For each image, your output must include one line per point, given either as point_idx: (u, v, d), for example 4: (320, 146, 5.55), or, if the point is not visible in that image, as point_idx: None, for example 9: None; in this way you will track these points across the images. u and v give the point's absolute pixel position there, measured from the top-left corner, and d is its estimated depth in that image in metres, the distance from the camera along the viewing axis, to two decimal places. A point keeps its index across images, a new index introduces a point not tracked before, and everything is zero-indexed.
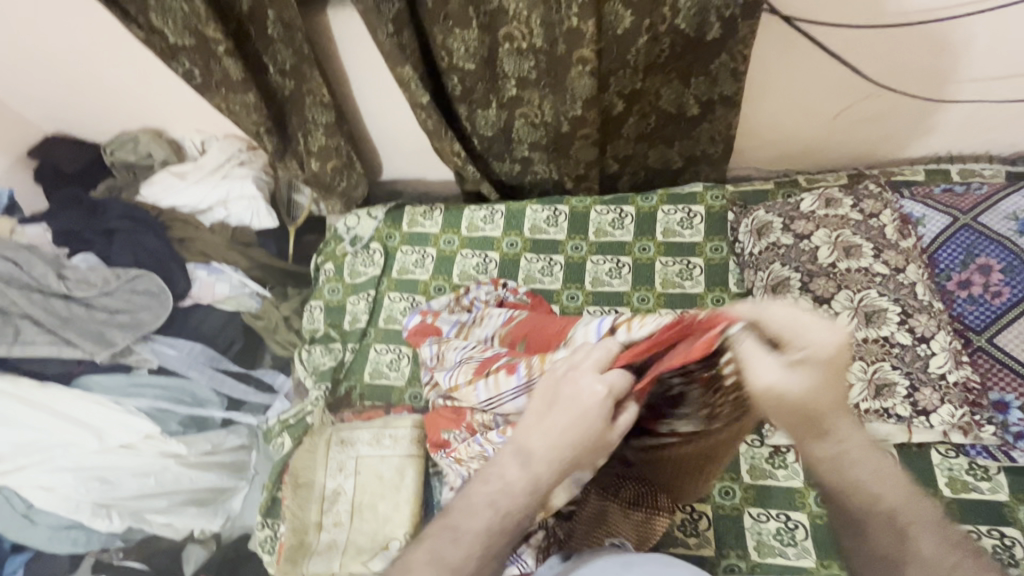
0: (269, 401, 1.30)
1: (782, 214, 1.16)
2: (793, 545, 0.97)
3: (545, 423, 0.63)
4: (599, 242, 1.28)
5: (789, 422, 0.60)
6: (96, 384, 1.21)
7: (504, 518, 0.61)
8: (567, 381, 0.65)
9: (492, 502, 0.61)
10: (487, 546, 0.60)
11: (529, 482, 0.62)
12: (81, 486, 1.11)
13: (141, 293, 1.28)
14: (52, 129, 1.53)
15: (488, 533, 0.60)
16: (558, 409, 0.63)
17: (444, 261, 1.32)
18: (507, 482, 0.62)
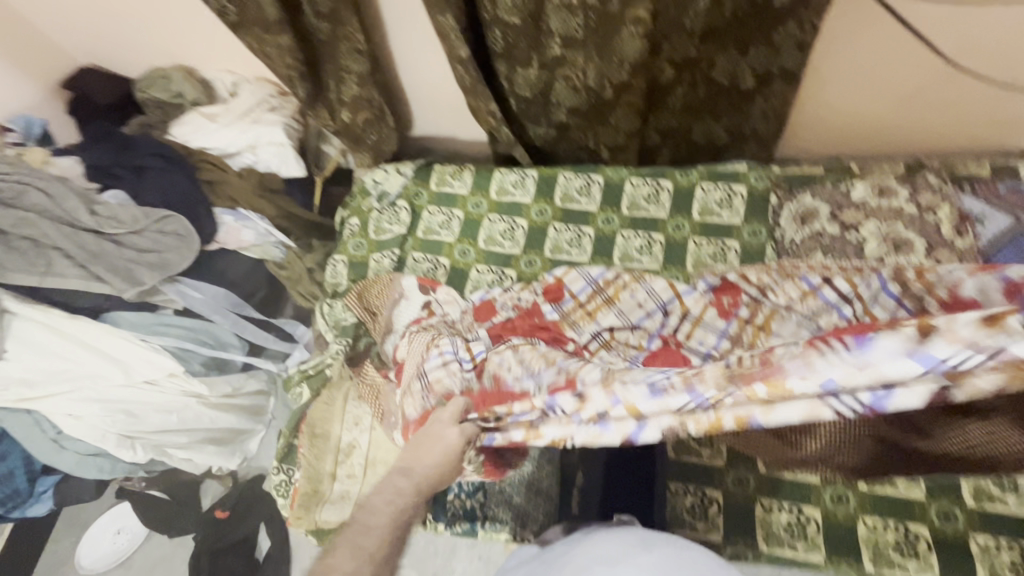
0: (288, 349, 1.35)
1: (829, 201, 1.13)
2: (803, 538, 0.96)
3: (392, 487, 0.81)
4: (632, 217, 1.24)
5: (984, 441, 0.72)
6: (124, 320, 1.23)
7: (396, 515, 0.79)
8: (425, 444, 0.87)
9: (389, 502, 0.80)
10: (377, 552, 0.75)
11: (414, 502, 0.81)
12: (107, 417, 1.16)
13: (169, 234, 1.27)
14: (85, 61, 1.51)
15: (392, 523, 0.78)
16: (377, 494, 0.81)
17: (470, 225, 1.30)
18: (396, 504, 0.80)
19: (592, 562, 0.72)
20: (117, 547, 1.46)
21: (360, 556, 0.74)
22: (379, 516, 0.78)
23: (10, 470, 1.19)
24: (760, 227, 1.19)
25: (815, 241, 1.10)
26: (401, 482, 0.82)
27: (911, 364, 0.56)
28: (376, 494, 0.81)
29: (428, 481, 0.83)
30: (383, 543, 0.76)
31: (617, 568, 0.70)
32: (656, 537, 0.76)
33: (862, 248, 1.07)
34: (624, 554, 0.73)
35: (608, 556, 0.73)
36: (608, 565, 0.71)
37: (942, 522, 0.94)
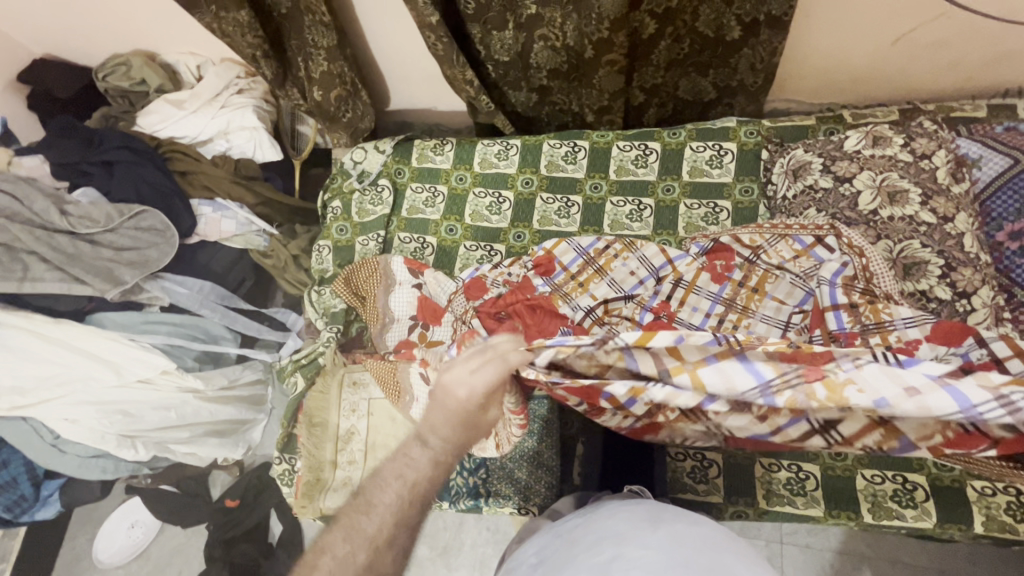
0: (282, 338, 1.33)
1: (823, 153, 1.06)
2: (802, 494, 0.97)
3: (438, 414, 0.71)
4: (620, 182, 1.21)
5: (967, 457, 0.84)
6: (110, 321, 1.22)
7: (409, 490, 0.68)
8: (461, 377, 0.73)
9: (399, 477, 0.68)
10: (396, 519, 0.66)
11: (430, 475, 0.69)
12: (104, 419, 1.16)
13: (147, 230, 1.23)
14: (40, 52, 1.43)
15: (397, 505, 0.67)
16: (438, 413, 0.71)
17: (455, 200, 1.26)
18: (403, 480, 0.68)
19: (603, 540, 0.71)
20: (132, 540, 1.50)
21: (356, 538, 0.64)
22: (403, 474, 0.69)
23: (13, 476, 1.20)
24: (752, 184, 1.16)
25: (807, 196, 1.05)
26: (418, 454, 0.70)
27: (950, 401, 0.62)
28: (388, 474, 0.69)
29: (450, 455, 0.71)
30: (383, 522, 0.65)
31: (626, 545, 0.69)
32: (665, 512, 0.76)
33: (857, 201, 1.01)
34: (633, 530, 0.72)
35: (619, 534, 0.72)
36: (616, 542, 0.70)
37: (939, 470, 0.94)
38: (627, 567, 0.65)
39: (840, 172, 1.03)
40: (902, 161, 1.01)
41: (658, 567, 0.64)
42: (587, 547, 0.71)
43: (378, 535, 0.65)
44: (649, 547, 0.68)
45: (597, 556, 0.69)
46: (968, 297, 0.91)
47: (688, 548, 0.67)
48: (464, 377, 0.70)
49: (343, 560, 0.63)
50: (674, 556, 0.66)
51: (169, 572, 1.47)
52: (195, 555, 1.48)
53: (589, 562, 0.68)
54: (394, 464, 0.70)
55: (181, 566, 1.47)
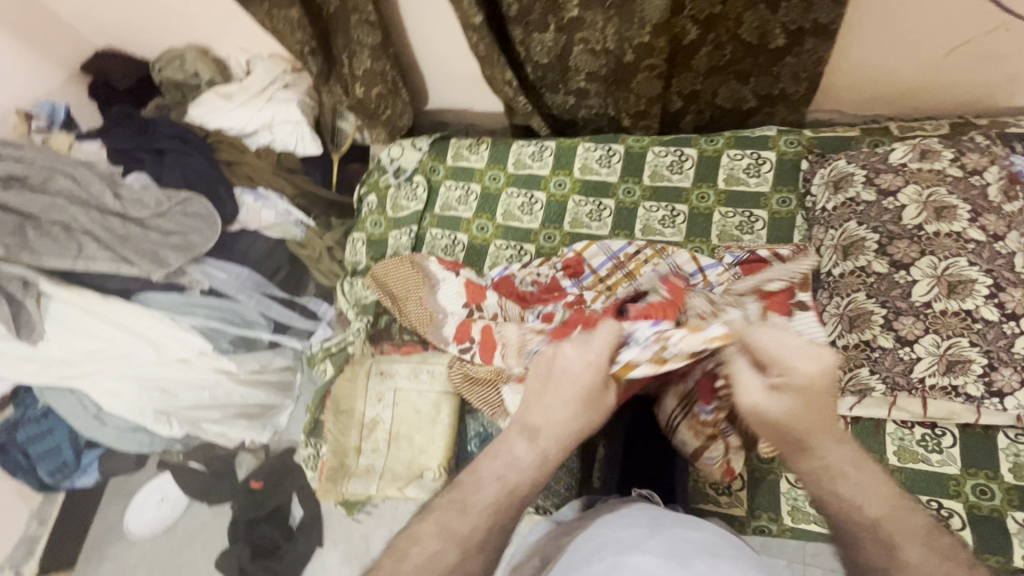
0: (313, 327, 1.38)
1: (866, 165, 1.03)
2: None
3: (546, 401, 0.75)
4: (654, 187, 1.20)
5: (782, 441, 0.76)
6: (153, 301, 1.26)
7: (512, 489, 0.69)
8: (567, 365, 0.77)
9: (500, 475, 0.69)
10: (495, 518, 0.66)
11: (534, 475, 0.70)
12: (144, 394, 1.22)
13: (192, 216, 1.28)
14: (102, 44, 1.51)
15: (496, 503, 0.67)
16: (562, 394, 0.75)
17: (488, 199, 1.28)
18: (507, 478, 0.69)
19: (602, 546, 0.70)
20: (162, 514, 1.57)
21: (468, 511, 0.67)
22: (516, 462, 0.71)
23: (58, 443, 1.26)
24: (790, 195, 1.14)
25: (848, 208, 1.02)
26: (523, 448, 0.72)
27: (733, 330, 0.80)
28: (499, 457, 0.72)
29: (556, 449, 0.73)
30: (479, 526, 0.65)
31: (627, 552, 0.67)
32: (664, 517, 0.74)
33: (900, 214, 0.97)
34: (633, 536, 0.70)
35: (619, 540, 0.70)
36: (617, 549, 0.68)
37: (976, 498, 0.91)
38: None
39: (884, 185, 1.00)
40: (951, 176, 0.97)
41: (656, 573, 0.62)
42: (586, 553, 0.70)
43: (472, 536, 0.65)
44: (649, 553, 0.66)
45: (595, 563, 0.67)
46: (1017, 319, 0.87)
47: (688, 554, 0.65)
48: (591, 346, 0.77)
49: (434, 554, 0.63)
50: (673, 563, 0.64)
51: (195, 546, 1.55)
52: (219, 533, 1.54)
53: (587, 569, 0.67)
54: (498, 457, 0.72)
55: (206, 542, 1.54)
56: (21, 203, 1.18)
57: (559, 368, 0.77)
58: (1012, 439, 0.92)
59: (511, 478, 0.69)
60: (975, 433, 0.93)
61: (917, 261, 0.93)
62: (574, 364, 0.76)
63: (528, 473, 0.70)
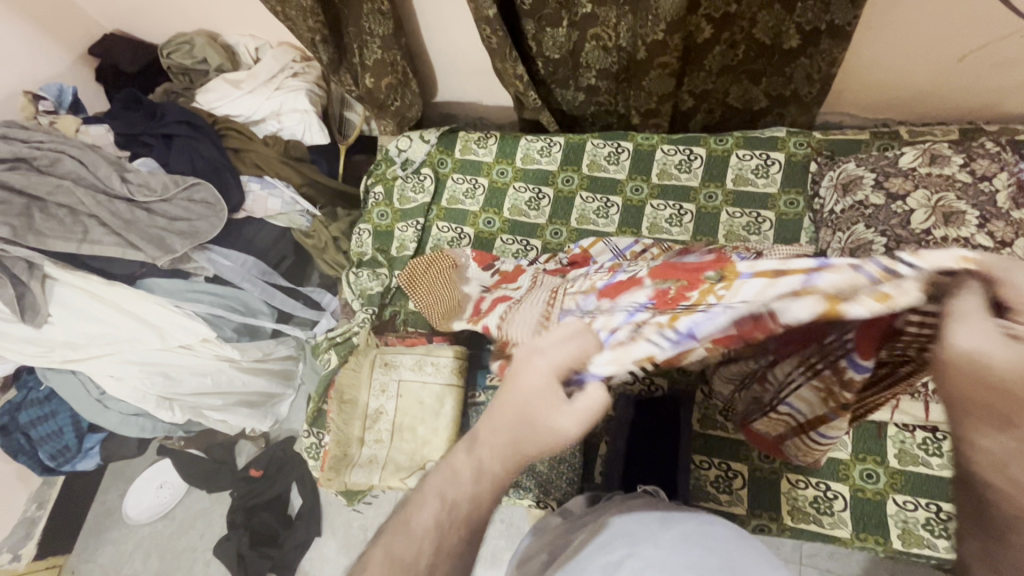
0: (316, 317, 1.38)
1: (876, 168, 1.04)
2: (829, 514, 0.95)
3: (497, 406, 0.55)
4: (662, 185, 1.20)
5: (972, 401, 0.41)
6: (157, 286, 1.26)
7: (455, 507, 0.50)
8: (523, 363, 0.56)
9: (442, 491, 0.51)
10: (440, 540, 0.49)
11: (478, 489, 0.51)
12: (147, 379, 1.21)
13: (198, 202, 1.28)
14: (111, 27, 1.50)
15: (437, 526, 0.49)
16: (508, 393, 0.55)
17: (496, 193, 1.28)
18: (447, 497, 0.51)
19: (615, 539, 0.70)
20: (160, 500, 1.57)
21: (389, 572, 0.48)
22: (457, 474, 0.52)
23: (60, 426, 1.26)
24: (798, 197, 1.14)
25: (856, 211, 1.01)
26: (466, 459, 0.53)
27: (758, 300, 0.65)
28: (438, 474, 0.53)
29: (505, 458, 0.52)
30: (423, 554, 0.48)
31: (640, 544, 0.67)
32: (675, 512, 0.74)
33: (909, 219, 0.97)
34: (645, 530, 0.70)
35: (631, 534, 0.70)
36: (630, 542, 0.68)
37: None
38: (640, 568, 0.63)
39: (893, 189, 1.00)
40: (961, 181, 0.98)
41: (670, 565, 0.62)
42: (599, 546, 0.70)
43: (416, 565, 0.48)
44: (660, 546, 0.65)
45: (610, 555, 0.67)
46: None
47: (700, 547, 0.65)
48: (547, 349, 0.57)
49: None
50: (686, 555, 0.63)
51: (193, 533, 1.55)
52: (218, 520, 1.55)
53: (601, 560, 0.67)
54: (437, 475, 0.53)
55: (204, 529, 1.54)
56: (29, 184, 1.17)
57: (520, 361, 0.57)
58: None
59: (449, 494, 0.51)
60: None
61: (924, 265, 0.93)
62: (528, 359, 0.56)
63: (479, 493, 0.51)
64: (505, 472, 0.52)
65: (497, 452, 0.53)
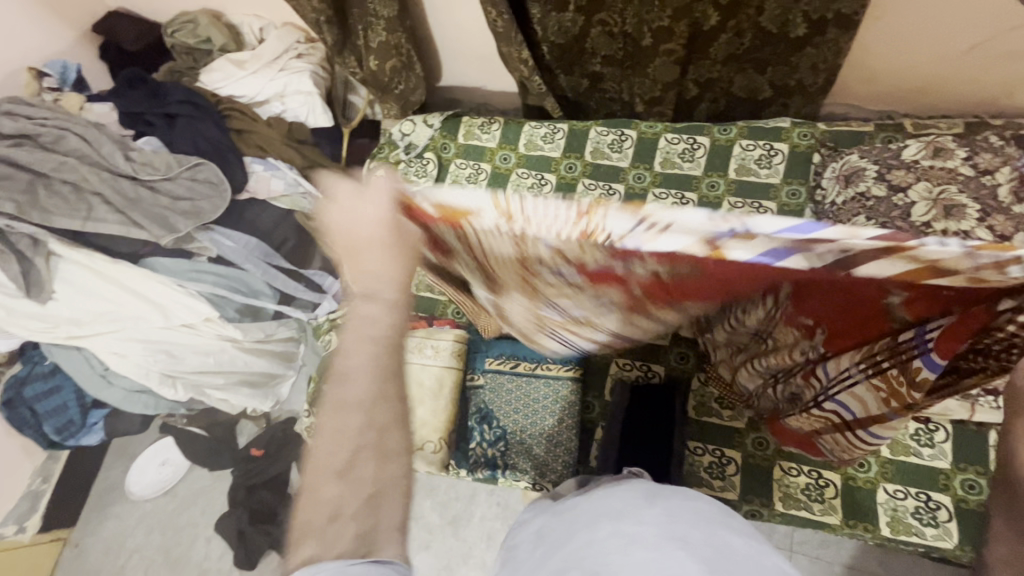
0: (318, 299, 1.39)
1: (878, 161, 1.04)
2: (820, 501, 0.97)
3: (364, 267, 0.62)
4: (664, 174, 1.20)
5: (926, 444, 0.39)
6: (160, 265, 1.26)
7: (379, 346, 0.66)
8: (361, 224, 0.59)
9: (371, 338, 0.66)
10: (378, 377, 0.67)
11: (393, 321, 0.66)
12: (150, 357, 1.23)
13: (202, 182, 1.28)
14: (115, 5, 1.50)
15: (375, 365, 0.67)
16: (366, 251, 0.61)
17: (498, 178, 1.28)
18: (366, 335, 0.66)
19: (600, 515, 0.70)
20: (162, 476, 1.61)
21: (348, 406, 0.67)
22: (371, 321, 0.66)
23: (64, 401, 1.28)
24: (800, 188, 1.14)
25: (858, 203, 1.02)
26: (371, 310, 0.65)
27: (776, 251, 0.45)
28: (350, 331, 0.67)
29: (394, 292, 0.65)
30: (369, 391, 0.67)
31: (623, 520, 0.67)
32: (660, 488, 0.74)
33: (909, 211, 0.98)
34: (630, 505, 0.70)
35: (615, 510, 0.70)
36: (614, 518, 0.68)
37: (966, 493, 0.92)
38: (627, 541, 0.63)
39: (895, 181, 1.00)
40: (963, 175, 0.98)
41: (653, 540, 0.63)
42: (584, 521, 0.70)
43: (365, 399, 0.67)
44: (645, 522, 0.66)
45: (598, 531, 0.67)
46: None
47: (685, 524, 0.66)
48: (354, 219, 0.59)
49: (344, 427, 0.66)
50: (669, 529, 0.64)
51: (195, 509, 1.59)
52: (219, 497, 1.59)
53: (586, 536, 0.67)
54: (352, 326, 0.66)
55: (205, 506, 1.58)
56: (33, 160, 1.18)
57: (351, 237, 0.60)
58: (1003, 436, 0.94)
59: (367, 336, 0.66)
60: (968, 428, 0.95)
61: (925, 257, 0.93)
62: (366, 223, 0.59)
63: (392, 322, 0.66)
64: (406, 300, 0.66)
65: (382, 286, 0.64)
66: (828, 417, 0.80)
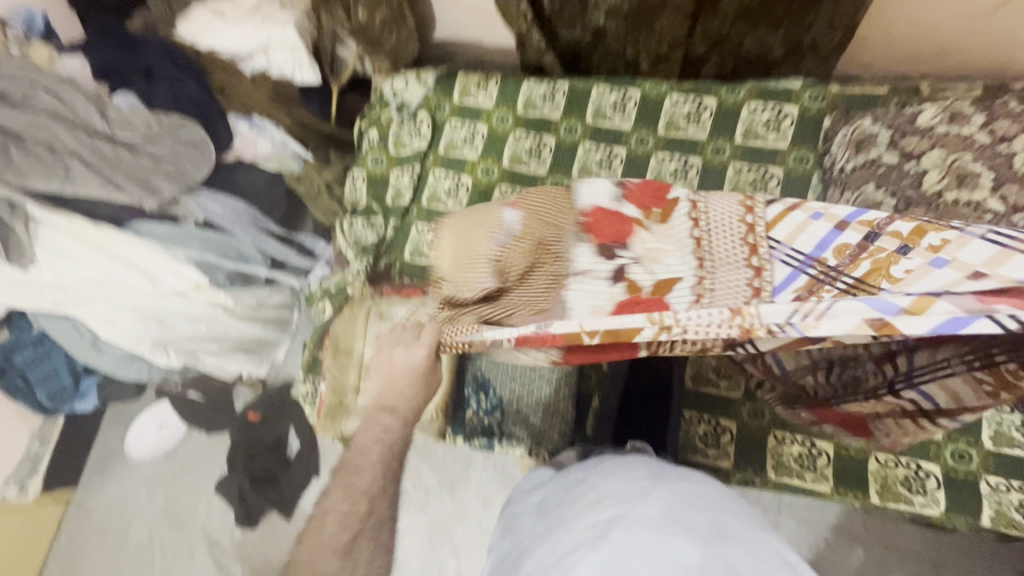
0: (311, 265, 1.37)
1: (892, 125, 1.00)
2: (811, 470, 0.98)
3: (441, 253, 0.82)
4: (668, 138, 1.16)
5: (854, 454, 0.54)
6: (147, 230, 1.21)
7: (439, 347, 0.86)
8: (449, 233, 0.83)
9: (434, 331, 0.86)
10: None
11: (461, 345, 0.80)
12: (141, 324, 1.20)
13: (184, 142, 1.24)
14: None
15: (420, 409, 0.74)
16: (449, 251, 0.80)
17: (495, 141, 1.23)
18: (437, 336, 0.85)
19: (606, 495, 0.70)
20: (161, 440, 1.62)
21: None
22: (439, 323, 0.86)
23: (56, 368, 1.27)
24: (806, 153, 1.11)
25: (868, 170, 0.98)
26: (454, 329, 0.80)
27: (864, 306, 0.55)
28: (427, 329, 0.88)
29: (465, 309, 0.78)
30: None
31: (631, 503, 0.66)
32: (666, 471, 0.74)
33: (921, 180, 0.94)
34: (637, 486, 0.69)
35: (621, 491, 0.69)
36: (619, 500, 0.68)
37: (955, 463, 0.94)
38: (631, 524, 0.63)
39: (908, 148, 0.97)
40: (978, 143, 0.94)
41: (658, 525, 0.62)
42: (589, 501, 0.70)
43: None
44: (651, 505, 0.65)
45: (599, 513, 0.66)
46: None
47: (690, 509, 0.65)
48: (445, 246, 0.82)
49: None
50: (674, 516, 0.63)
51: (195, 472, 1.62)
52: (219, 460, 1.61)
53: (591, 517, 0.67)
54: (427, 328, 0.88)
55: (205, 468, 1.61)
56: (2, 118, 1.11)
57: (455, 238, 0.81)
58: (997, 408, 0.94)
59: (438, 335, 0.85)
60: None
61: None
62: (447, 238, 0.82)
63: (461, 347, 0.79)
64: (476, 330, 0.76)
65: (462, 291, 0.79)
66: (897, 405, 0.76)
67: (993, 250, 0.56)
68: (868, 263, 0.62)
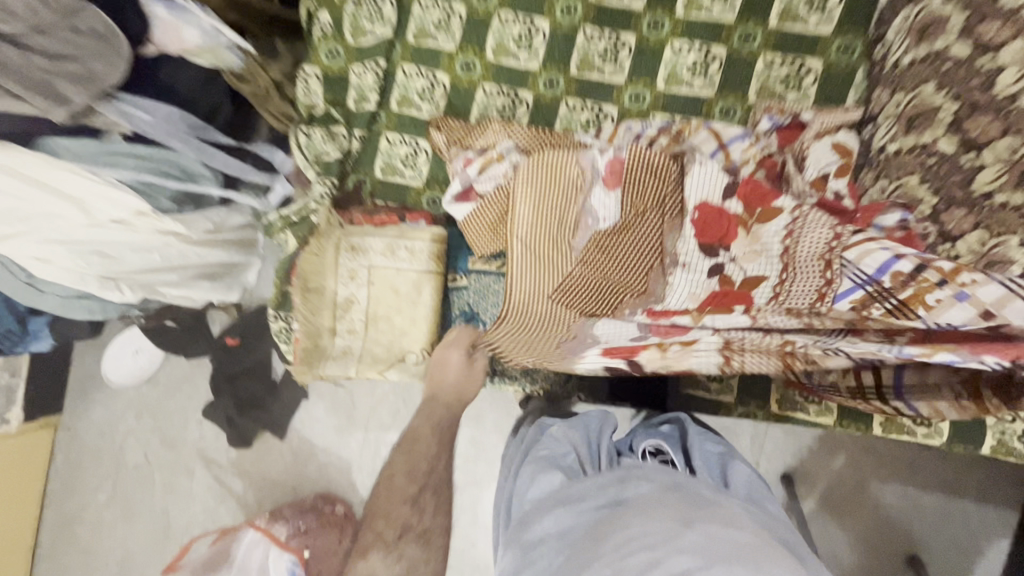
0: (270, 181, 1.23)
1: (971, 7, 0.80)
2: (816, 403, 0.94)
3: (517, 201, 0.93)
4: (687, 21, 0.98)
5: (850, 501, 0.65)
6: (65, 150, 1.03)
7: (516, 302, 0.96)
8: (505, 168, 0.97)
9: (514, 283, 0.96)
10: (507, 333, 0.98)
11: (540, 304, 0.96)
12: (80, 261, 1.05)
13: (86, 34, 0.93)
14: None
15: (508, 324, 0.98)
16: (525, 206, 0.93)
17: (476, 26, 1.00)
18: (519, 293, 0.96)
19: (632, 539, 0.65)
20: (138, 365, 1.56)
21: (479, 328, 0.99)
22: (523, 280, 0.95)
23: None
24: (853, 41, 0.98)
25: (930, 66, 0.85)
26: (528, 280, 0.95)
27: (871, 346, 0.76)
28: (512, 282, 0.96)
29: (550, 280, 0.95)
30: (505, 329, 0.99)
31: (662, 551, 0.61)
32: (698, 512, 0.69)
33: (993, 80, 0.77)
34: (667, 531, 0.65)
35: (649, 536, 0.64)
36: (649, 545, 0.63)
37: None
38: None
39: (983, 36, 0.78)
40: None
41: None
42: (614, 546, 0.65)
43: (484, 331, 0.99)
44: (684, 552, 0.61)
45: (628, 560, 0.62)
46: None
47: (727, 556, 0.60)
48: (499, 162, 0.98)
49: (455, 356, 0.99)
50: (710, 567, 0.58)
51: (180, 395, 1.59)
52: (203, 383, 1.59)
53: (616, 563, 0.62)
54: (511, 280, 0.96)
55: (190, 392, 1.59)
56: None
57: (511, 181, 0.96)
58: None
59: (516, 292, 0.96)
60: None
61: (994, 142, 0.77)
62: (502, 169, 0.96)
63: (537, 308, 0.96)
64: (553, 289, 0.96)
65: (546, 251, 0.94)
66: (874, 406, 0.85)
67: (1000, 293, 0.70)
68: (912, 289, 0.76)
